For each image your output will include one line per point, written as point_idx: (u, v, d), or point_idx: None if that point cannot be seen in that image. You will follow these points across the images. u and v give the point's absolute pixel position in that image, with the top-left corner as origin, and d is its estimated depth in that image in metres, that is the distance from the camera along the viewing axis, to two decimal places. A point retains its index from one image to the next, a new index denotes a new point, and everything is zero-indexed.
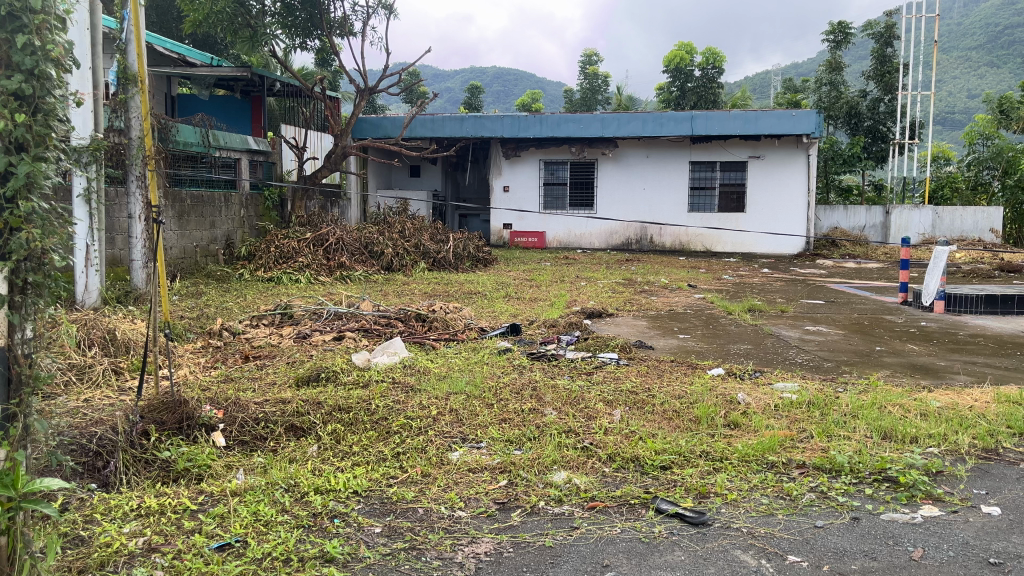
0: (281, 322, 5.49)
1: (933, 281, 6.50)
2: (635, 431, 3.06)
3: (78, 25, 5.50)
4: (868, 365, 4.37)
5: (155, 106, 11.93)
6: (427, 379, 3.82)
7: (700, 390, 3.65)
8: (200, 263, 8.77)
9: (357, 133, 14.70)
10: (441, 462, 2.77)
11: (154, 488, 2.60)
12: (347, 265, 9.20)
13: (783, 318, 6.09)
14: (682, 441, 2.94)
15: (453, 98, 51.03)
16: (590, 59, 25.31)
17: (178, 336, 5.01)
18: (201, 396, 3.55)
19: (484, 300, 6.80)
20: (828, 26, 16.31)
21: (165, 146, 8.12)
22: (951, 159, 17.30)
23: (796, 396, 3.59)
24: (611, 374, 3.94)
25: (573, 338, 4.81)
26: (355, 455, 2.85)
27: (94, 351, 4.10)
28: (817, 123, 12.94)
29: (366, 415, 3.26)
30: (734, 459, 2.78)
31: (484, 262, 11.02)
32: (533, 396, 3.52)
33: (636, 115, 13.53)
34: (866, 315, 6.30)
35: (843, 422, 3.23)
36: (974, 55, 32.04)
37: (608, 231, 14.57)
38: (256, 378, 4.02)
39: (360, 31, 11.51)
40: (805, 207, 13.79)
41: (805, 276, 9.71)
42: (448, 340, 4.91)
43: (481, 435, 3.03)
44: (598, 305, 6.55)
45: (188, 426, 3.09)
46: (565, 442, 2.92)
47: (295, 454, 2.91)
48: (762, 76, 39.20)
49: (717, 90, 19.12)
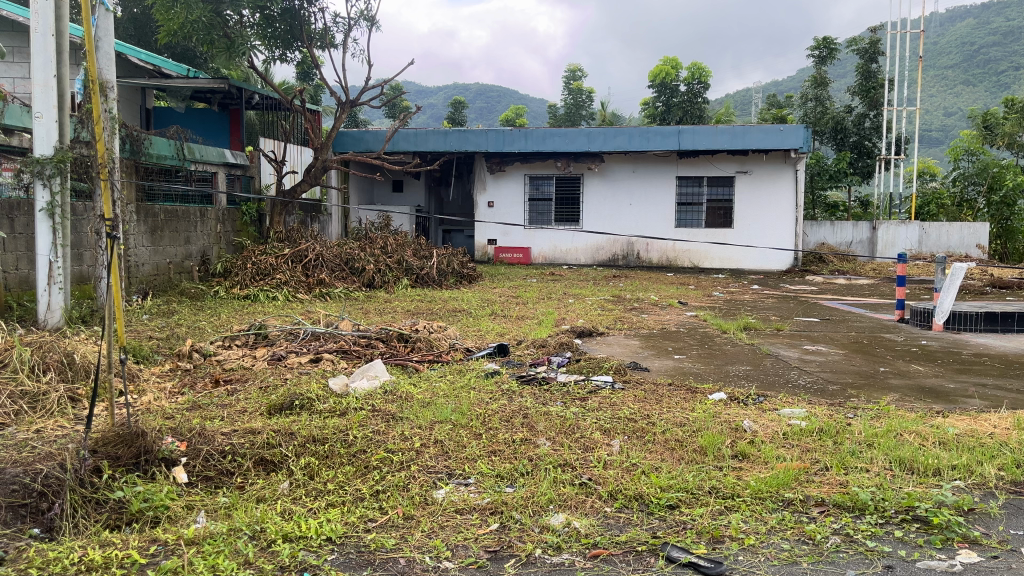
0: (255, 342, 5.20)
1: (948, 298, 6.20)
2: (636, 464, 2.82)
3: (40, 32, 5.32)
4: (875, 388, 4.15)
5: (129, 119, 11.62)
6: (408, 407, 3.53)
7: (703, 417, 3.40)
8: (174, 280, 8.46)
9: (338, 146, 14.43)
10: (425, 502, 2.50)
11: (102, 536, 2.33)
12: (327, 282, 8.92)
13: (780, 337, 5.86)
14: (689, 475, 2.70)
15: (435, 114, 50.87)
16: (574, 74, 25.29)
17: (145, 359, 4.73)
18: (162, 427, 3.24)
19: (469, 318, 6.56)
20: (813, 41, 16.27)
21: (137, 158, 7.83)
22: (936, 175, 17.29)
23: (806, 423, 3.35)
24: (607, 401, 3.68)
25: (564, 360, 4.56)
26: (330, 494, 2.58)
27: (48, 376, 3.77)
28: (805, 138, 12.83)
29: (343, 448, 2.99)
30: (747, 497, 2.54)
31: (468, 278, 10.78)
32: (524, 425, 3.26)
33: (622, 130, 13.37)
34: (864, 334, 6.08)
35: (859, 452, 3.00)
36: (950, 74, 32.43)
37: (594, 247, 14.39)
38: (225, 406, 3.72)
39: (341, 43, 11.33)
40: (793, 222, 13.69)
41: (796, 293, 9.54)
42: (432, 361, 4.66)
43: (469, 469, 2.76)
44: (587, 324, 6.30)
45: (146, 460, 2.82)
46: (561, 478, 2.67)
47: (263, 492, 2.65)
48: (744, 93, 39.33)
49: (702, 106, 19.05)
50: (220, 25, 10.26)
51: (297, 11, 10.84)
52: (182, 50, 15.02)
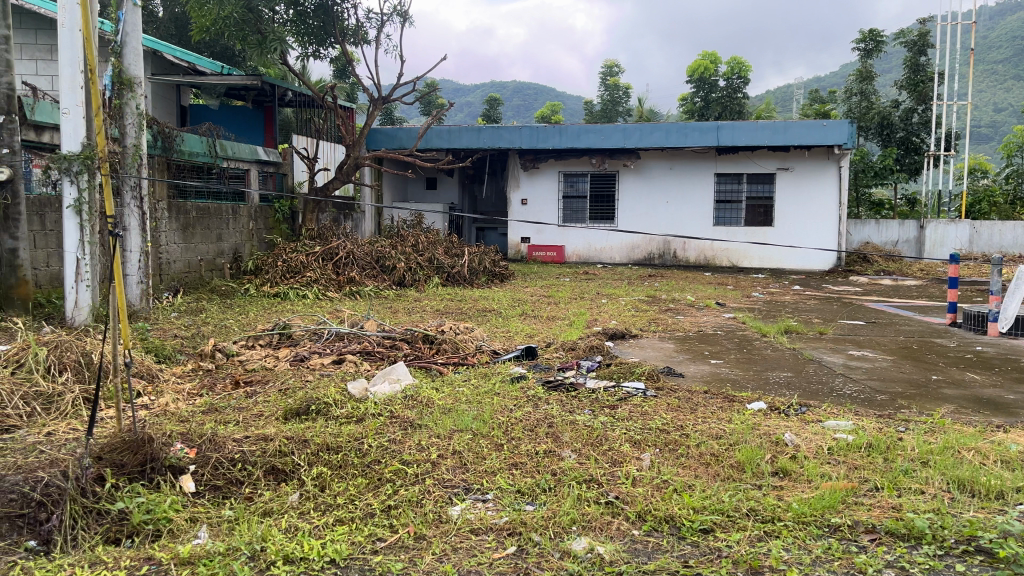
0: (279, 342, 5.09)
1: (1011, 304, 5.83)
2: (668, 481, 2.62)
3: (67, 28, 5.27)
4: (928, 399, 3.88)
5: (165, 117, 11.70)
6: (428, 414, 3.37)
7: (741, 429, 3.17)
8: (205, 278, 8.43)
9: (372, 143, 14.37)
10: (438, 520, 2.34)
11: (97, 552, 2.21)
12: (357, 280, 8.83)
13: (823, 341, 5.57)
14: (725, 496, 2.49)
15: (471, 112, 50.82)
16: (611, 70, 24.98)
17: (167, 358, 4.65)
18: (173, 432, 3.12)
19: (498, 319, 6.38)
20: (859, 33, 15.77)
21: (168, 155, 7.80)
22: (987, 172, 16.64)
23: (853, 438, 3.11)
24: (638, 410, 3.47)
25: (595, 364, 4.36)
26: (339, 509, 2.43)
27: (64, 377, 3.69)
28: (849, 134, 12.41)
29: (357, 457, 2.84)
30: (790, 521, 2.32)
31: (500, 277, 10.62)
32: (549, 435, 3.08)
33: (660, 125, 13.05)
34: (914, 338, 5.77)
35: (913, 471, 2.76)
36: (1000, 68, 31.40)
37: (630, 245, 14.14)
38: (242, 409, 3.60)
39: (374, 38, 11.25)
40: (836, 221, 13.26)
41: (840, 294, 9.17)
42: (457, 364, 4.49)
43: (487, 484, 2.59)
44: (621, 325, 6.08)
45: (152, 469, 2.68)
46: (586, 496, 2.48)
47: (270, 504, 2.51)
48: (784, 90, 38.54)
49: (742, 101, 18.63)
50: (254, 21, 10.23)
51: (330, 6, 10.77)
52: (220, 48, 15.10)
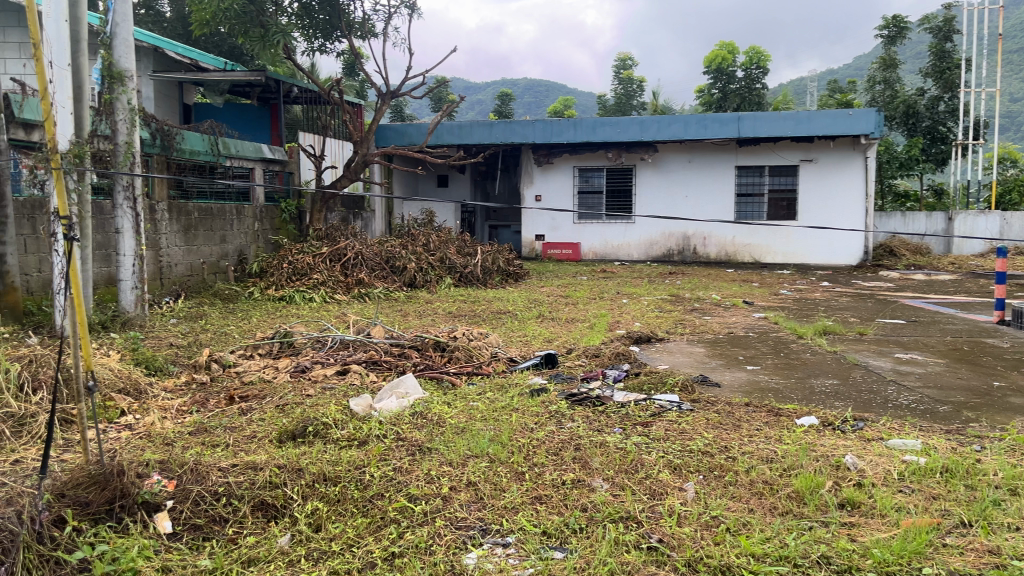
0: (280, 351, 4.73)
1: None
2: (718, 519, 2.24)
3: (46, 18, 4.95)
4: (995, 411, 3.47)
5: (167, 115, 11.39)
6: (439, 435, 3.00)
7: (795, 451, 2.78)
8: (208, 281, 8.10)
9: (381, 141, 14.03)
10: (451, 572, 1.97)
11: None
12: (366, 282, 8.50)
13: (865, 343, 5.16)
14: (788, 538, 2.10)
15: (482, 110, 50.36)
16: (624, 62, 24.53)
17: (158, 371, 4.30)
18: (150, 460, 2.75)
19: (514, 322, 5.99)
20: (882, 20, 15.25)
21: (168, 154, 7.47)
22: (1017, 161, 16.05)
23: (924, 460, 2.71)
24: (675, 428, 3.08)
25: (621, 373, 3.97)
26: (334, 558, 2.07)
27: (39, 397, 3.35)
28: (876, 122, 11.90)
29: (358, 491, 2.48)
30: (871, 572, 1.94)
31: (515, 276, 10.25)
32: (577, 461, 2.71)
33: (678, 117, 12.63)
34: (962, 339, 5.34)
35: (1003, 501, 2.36)
36: (1015, 57, 30.68)
37: (648, 242, 13.75)
38: (234, 430, 3.25)
39: (381, 32, 10.87)
40: (862, 213, 12.80)
41: (873, 291, 8.70)
42: (470, 375, 4.12)
43: (507, 524, 2.22)
44: (645, 328, 5.66)
45: (121, 507, 2.32)
46: (623, 539, 2.11)
47: (255, 550, 2.15)
48: (799, 82, 37.92)
49: (760, 92, 18.14)
50: (256, 14, 9.91)
51: None
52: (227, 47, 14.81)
